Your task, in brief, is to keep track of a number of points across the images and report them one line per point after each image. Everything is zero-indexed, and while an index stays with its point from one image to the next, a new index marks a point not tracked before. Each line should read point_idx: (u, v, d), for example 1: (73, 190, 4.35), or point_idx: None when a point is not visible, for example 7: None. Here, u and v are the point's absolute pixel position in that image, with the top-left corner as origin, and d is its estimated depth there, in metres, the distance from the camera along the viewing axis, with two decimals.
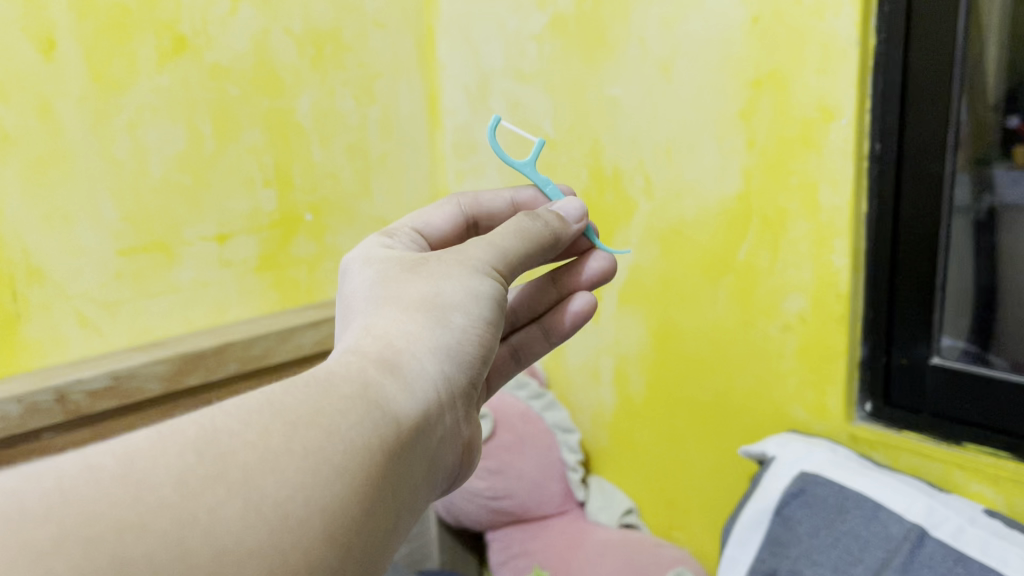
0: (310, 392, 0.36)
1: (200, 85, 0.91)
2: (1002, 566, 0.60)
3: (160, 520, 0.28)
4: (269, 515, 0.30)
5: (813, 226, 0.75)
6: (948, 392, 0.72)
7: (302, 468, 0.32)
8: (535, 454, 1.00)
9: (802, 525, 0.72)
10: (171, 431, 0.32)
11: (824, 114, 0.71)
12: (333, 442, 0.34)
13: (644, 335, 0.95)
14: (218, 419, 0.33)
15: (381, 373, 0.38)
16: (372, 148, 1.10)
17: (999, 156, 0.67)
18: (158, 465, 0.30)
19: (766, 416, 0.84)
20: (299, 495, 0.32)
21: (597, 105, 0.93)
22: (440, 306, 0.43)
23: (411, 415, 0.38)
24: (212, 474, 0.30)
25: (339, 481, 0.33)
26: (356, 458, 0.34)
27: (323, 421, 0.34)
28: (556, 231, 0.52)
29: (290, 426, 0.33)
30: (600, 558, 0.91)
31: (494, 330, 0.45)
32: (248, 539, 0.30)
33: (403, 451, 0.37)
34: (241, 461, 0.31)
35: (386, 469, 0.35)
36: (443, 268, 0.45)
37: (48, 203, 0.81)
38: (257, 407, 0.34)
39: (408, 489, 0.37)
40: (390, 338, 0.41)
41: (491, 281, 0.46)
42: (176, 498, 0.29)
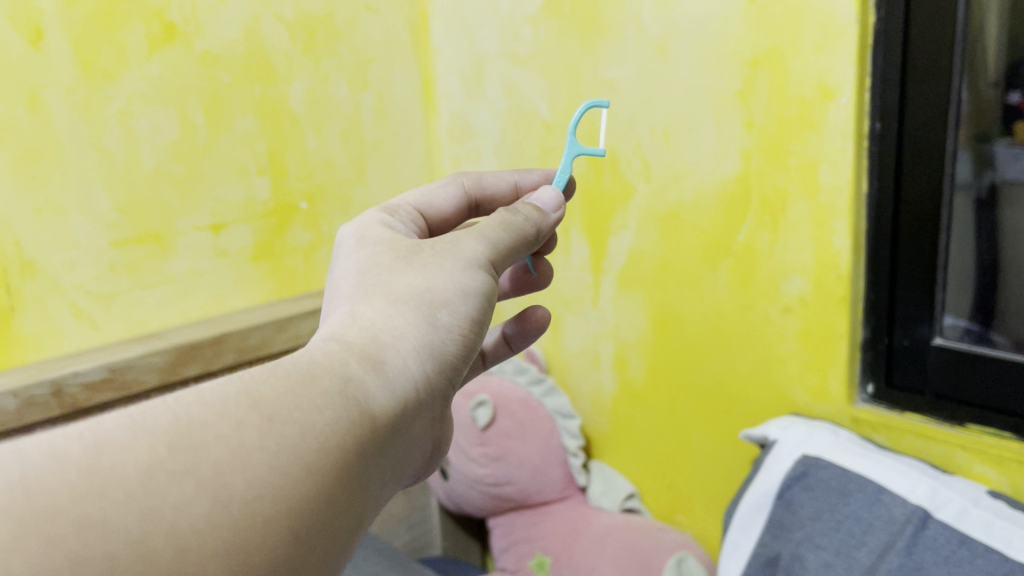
0: (291, 383, 0.35)
1: (191, 72, 0.89)
2: (1007, 547, 0.60)
3: (125, 516, 0.28)
4: (237, 514, 0.30)
5: (812, 208, 0.74)
6: (951, 372, 0.71)
7: (272, 467, 0.32)
8: (535, 440, 0.99)
9: (804, 509, 0.71)
10: (143, 419, 0.31)
11: (823, 94, 0.70)
12: (308, 441, 0.33)
13: (644, 320, 0.94)
14: (194, 409, 0.32)
15: (363, 368, 0.38)
16: (367, 134, 1.09)
17: (1000, 132, 0.66)
18: (127, 456, 0.29)
19: (767, 399, 0.83)
20: (268, 494, 0.31)
21: (593, 88, 0.92)
22: (428, 299, 0.42)
23: (389, 413, 0.37)
24: (183, 468, 0.30)
25: (310, 479, 0.32)
26: (328, 458, 0.33)
27: (299, 417, 0.34)
28: (537, 224, 0.51)
29: (266, 421, 0.33)
30: (601, 544, 0.91)
31: (482, 327, 0.44)
32: (213, 538, 0.29)
33: (377, 450, 0.36)
34: (212, 455, 0.31)
35: (358, 469, 0.35)
36: (434, 261, 0.45)
37: (40, 195, 0.81)
38: (233, 398, 0.33)
39: (378, 489, 0.37)
40: (374, 331, 0.40)
41: (482, 276, 0.45)
42: (141, 492, 0.29)
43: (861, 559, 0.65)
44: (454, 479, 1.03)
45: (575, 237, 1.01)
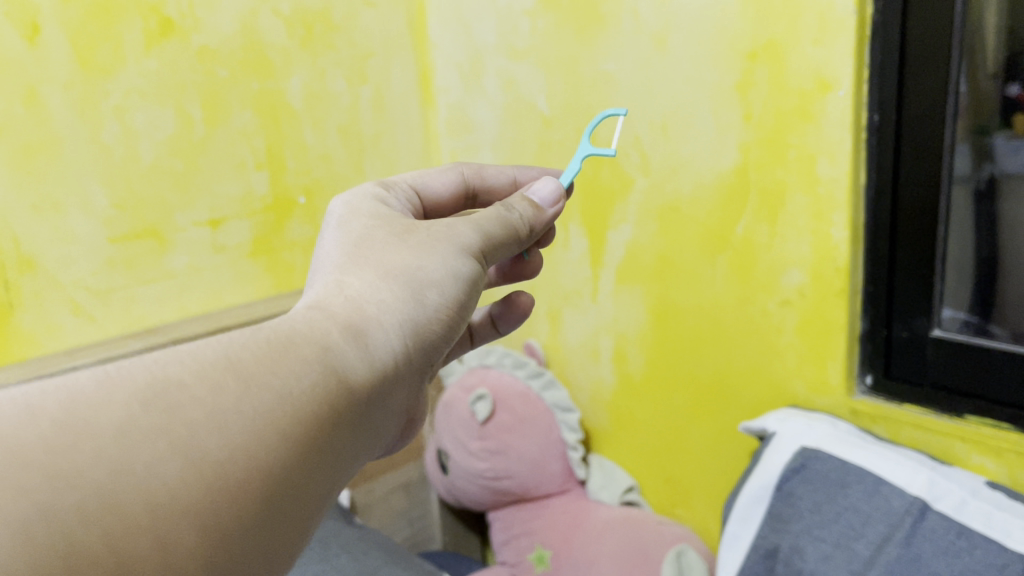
0: (274, 351, 0.35)
1: (188, 68, 0.89)
2: (1005, 538, 0.60)
3: (97, 469, 0.28)
4: (209, 474, 0.30)
5: (810, 200, 0.74)
6: (950, 364, 0.71)
7: (246, 431, 0.32)
8: (535, 435, 0.98)
9: (802, 501, 0.71)
10: (119, 375, 0.31)
11: (821, 86, 0.70)
12: (283, 408, 0.33)
13: (643, 313, 0.94)
14: (171, 368, 0.32)
15: (344, 338, 0.38)
16: (365, 128, 1.08)
17: (999, 125, 0.65)
18: (101, 412, 0.30)
19: (766, 391, 0.83)
20: (240, 457, 0.31)
21: (591, 81, 0.92)
22: (418, 278, 0.42)
23: (366, 386, 0.38)
24: (157, 425, 0.30)
25: (283, 446, 0.33)
26: (303, 427, 0.34)
27: (276, 385, 0.34)
28: (533, 223, 0.52)
29: (243, 386, 0.33)
30: (601, 537, 0.91)
31: (466, 310, 0.45)
32: (183, 496, 0.29)
33: (350, 421, 0.37)
34: (187, 414, 0.31)
35: (330, 440, 0.35)
36: (425, 239, 0.45)
37: (38, 191, 0.81)
38: (212, 359, 0.34)
39: (349, 459, 0.37)
40: (358, 302, 0.40)
41: (470, 260, 0.45)
42: (114, 448, 0.29)
43: (860, 551, 0.65)
44: (454, 473, 1.03)
45: (574, 231, 1.00)
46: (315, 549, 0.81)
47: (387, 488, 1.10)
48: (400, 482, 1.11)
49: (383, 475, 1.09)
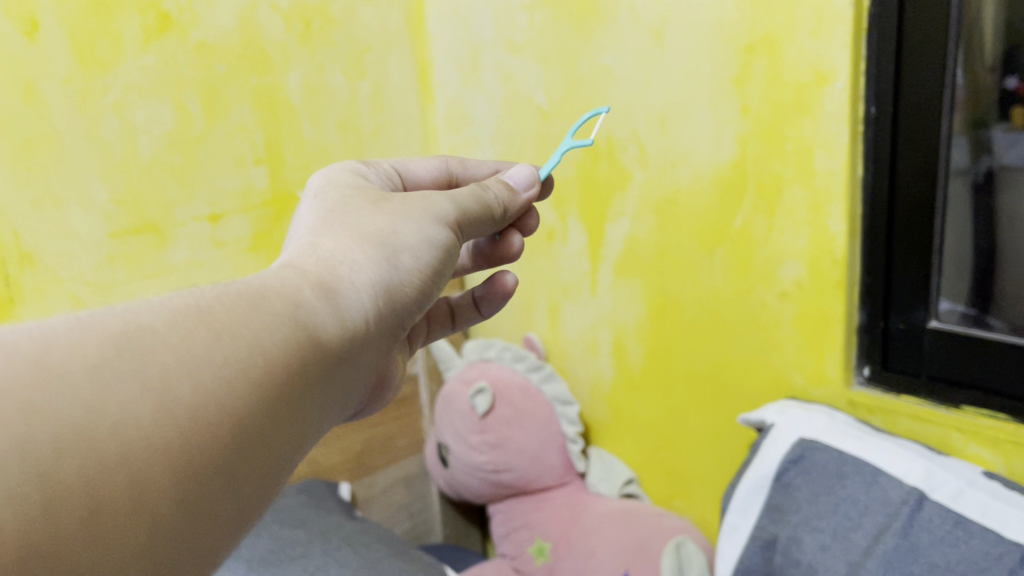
0: (249, 306, 0.36)
1: (187, 63, 0.89)
2: (1002, 528, 0.60)
3: (70, 407, 0.28)
4: (180, 418, 0.31)
5: (808, 192, 0.74)
6: (947, 355, 0.71)
7: (217, 378, 0.33)
8: (535, 427, 0.99)
9: (800, 492, 0.72)
10: (92, 321, 0.32)
11: (817, 78, 0.71)
12: (252, 358, 0.34)
13: (641, 306, 0.94)
14: (142, 316, 0.33)
15: (315, 295, 0.39)
16: (364, 123, 1.09)
17: (997, 117, 0.66)
18: (75, 352, 0.30)
19: (764, 383, 0.84)
20: (212, 403, 0.32)
21: (589, 75, 0.92)
22: (391, 244, 0.44)
23: (336, 342, 0.39)
24: (131, 368, 0.30)
25: (252, 394, 0.34)
26: (272, 378, 0.35)
27: (246, 336, 0.35)
28: (507, 204, 0.54)
29: (214, 335, 0.34)
30: (600, 529, 0.91)
31: (435, 277, 0.46)
32: (155, 437, 0.30)
33: (319, 374, 0.38)
34: (159, 360, 0.31)
35: (298, 391, 0.36)
36: (399, 208, 0.46)
37: (38, 186, 0.81)
38: (183, 309, 0.34)
39: (316, 411, 0.38)
40: (330, 261, 0.42)
41: (442, 230, 0.47)
42: (87, 388, 0.29)
43: (858, 541, 0.65)
44: (454, 466, 1.03)
45: (573, 225, 1.01)
46: (316, 542, 0.81)
47: (387, 482, 1.10)
48: (400, 475, 1.12)
49: (383, 469, 1.09)
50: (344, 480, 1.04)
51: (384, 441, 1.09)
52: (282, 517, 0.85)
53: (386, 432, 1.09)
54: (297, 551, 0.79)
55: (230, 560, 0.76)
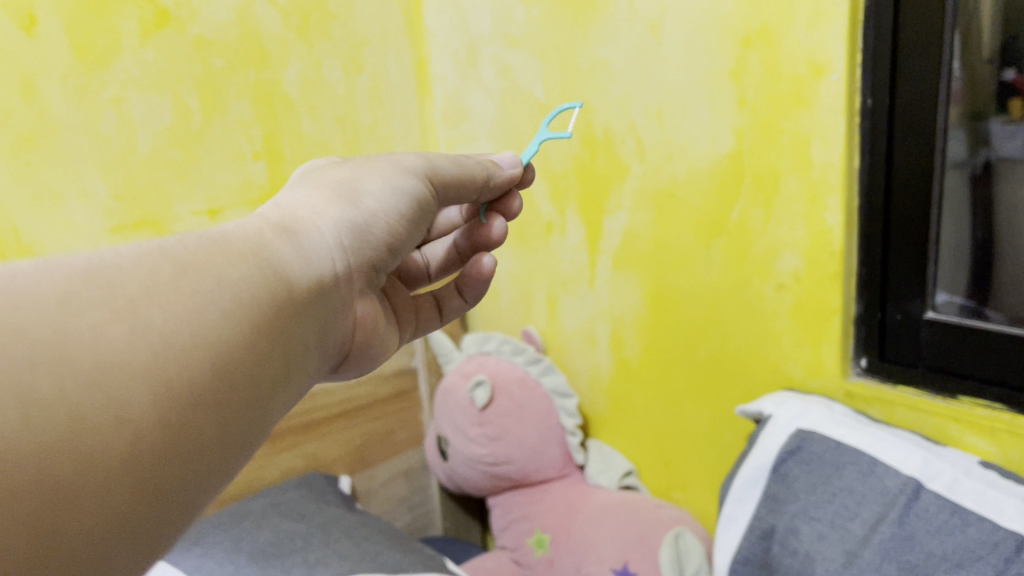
0: (214, 236, 0.38)
1: (185, 58, 0.90)
2: (998, 516, 0.60)
3: (41, 328, 0.28)
4: (156, 341, 0.30)
5: (805, 184, 0.74)
6: (943, 345, 0.72)
7: (188, 306, 0.33)
8: (534, 419, 0.99)
9: (798, 482, 0.72)
10: (55, 261, 0.31)
11: (814, 70, 0.71)
12: (222, 288, 0.35)
13: (639, 298, 0.95)
14: (105, 256, 0.33)
15: (282, 232, 0.42)
16: (362, 117, 1.09)
17: (995, 109, 0.66)
18: (41, 283, 0.29)
19: (762, 375, 0.84)
20: (186, 329, 0.32)
21: (587, 68, 0.92)
22: (351, 189, 0.47)
23: (306, 273, 0.41)
24: (99, 297, 0.30)
25: (228, 320, 0.34)
26: (245, 306, 0.35)
27: (213, 268, 0.35)
28: (481, 170, 0.57)
29: (179, 269, 0.34)
30: (599, 520, 0.92)
31: (405, 223, 0.49)
32: (133, 360, 0.29)
33: (294, 304, 0.39)
34: (127, 291, 0.31)
35: (275, 321, 0.37)
36: (364, 167, 0.50)
37: (37, 181, 0.81)
38: (148, 250, 0.34)
39: (298, 344, 0.39)
40: (296, 208, 0.45)
41: (409, 180, 0.50)
42: (57, 312, 0.29)
43: (855, 531, 0.66)
44: (454, 460, 1.03)
45: (571, 218, 1.01)
46: (317, 534, 0.82)
47: (387, 475, 1.11)
48: (400, 468, 1.12)
49: (383, 462, 1.10)
50: (344, 473, 1.04)
51: (384, 435, 1.09)
52: (282, 510, 0.86)
53: (385, 425, 1.10)
54: (298, 544, 0.79)
55: (231, 552, 0.77)
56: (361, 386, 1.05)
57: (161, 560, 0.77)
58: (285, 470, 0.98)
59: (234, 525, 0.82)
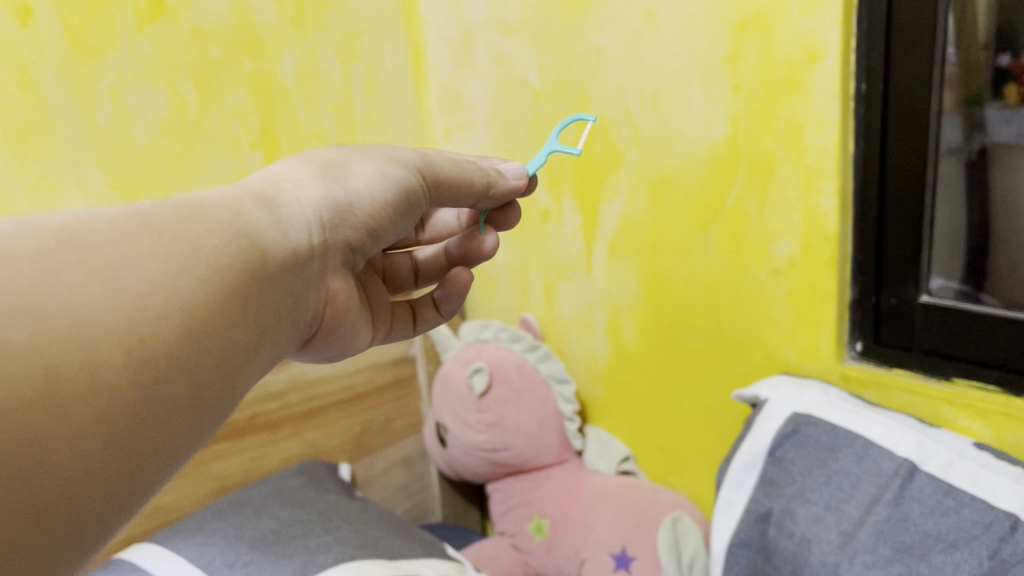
0: (195, 200, 0.41)
1: (180, 48, 0.90)
2: (992, 497, 0.61)
3: (18, 282, 0.29)
4: (129, 302, 0.32)
5: (800, 169, 0.75)
6: (937, 328, 0.72)
7: (162, 270, 0.34)
8: (531, 405, 0.99)
9: (794, 466, 0.73)
10: (34, 220, 0.33)
11: (809, 56, 0.71)
12: (196, 255, 0.37)
13: (636, 285, 0.95)
14: (85, 219, 0.35)
15: (255, 205, 0.43)
16: (358, 107, 1.09)
17: (990, 96, 0.66)
18: (18, 240, 0.31)
19: (758, 360, 0.85)
20: (159, 292, 0.34)
21: (582, 55, 0.92)
22: (339, 170, 0.48)
23: (275, 248, 0.42)
24: (74, 259, 0.32)
25: (202, 287, 0.36)
26: (218, 275, 0.37)
27: (188, 235, 0.37)
28: (491, 178, 0.56)
29: (156, 234, 0.36)
30: (597, 506, 0.92)
31: (393, 213, 0.49)
32: (107, 318, 0.31)
33: (261, 277, 0.40)
34: (103, 253, 0.33)
35: (243, 291, 0.39)
36: (363, 151, 0.50)
37: (35, 171, 0.81)
38: (130, 212, 0.37)
39: (263, 314, 0.41)
40: (279, 182, 0.46)
41: (405, 171, 0.50)
42: (33, 270, 0.30)
43: (850, 512, 0.66)
44: (453, 446, 1.03)
45: (567, 205, 1.01)
46: (318, 521, 0.82)
47: (386, 463, 1.11)
48: (399, 456, 1.13)
49: (382, 450, 1.10)
50: (343, 461, 1.05)
51: (383, 423, 1.10)
52: (282, 497, 0.86)
53: (384, 413, 1.10)
54: (299, 531, 0.80)
55: (233, 539, 0.77)
56: (359, 374, 1.06)
57: (163, 547, 0.77)
58: (285, 458, 0.99)
59: (235, 513, 0.82)
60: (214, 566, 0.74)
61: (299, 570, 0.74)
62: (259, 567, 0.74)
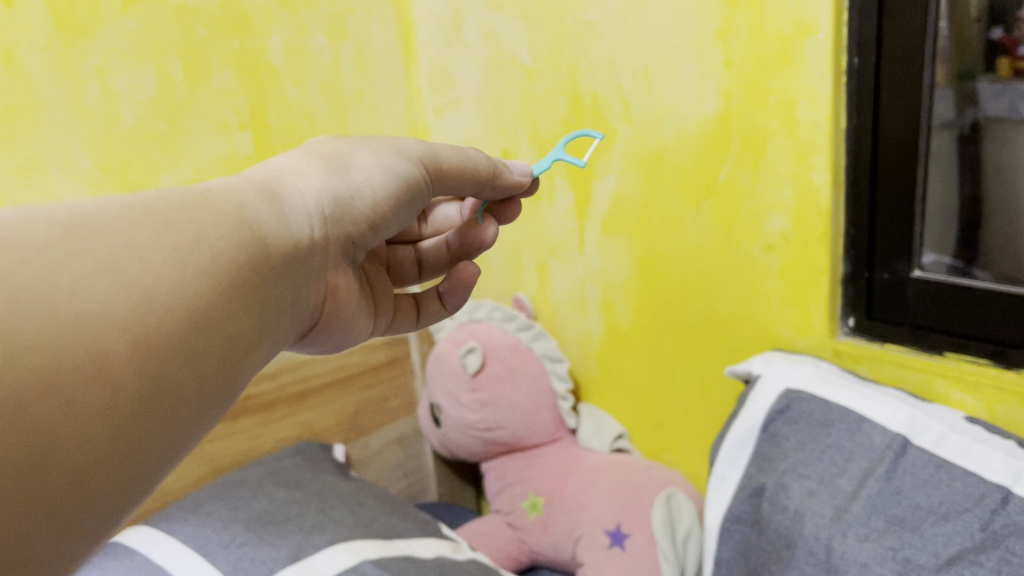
0: (200, 191, 0.40)
1: (167, 27, 0.88)
2: (983, 470, 0.62)
3: (23, 273, 0.29)
4: (135, 294, 0.32)
5: (792, 144, 0.75)
6: (929, 303, 0.72)
7: (168, 262, 0.34)
8: (525, 384, 0.99)
9: (787, 441, 0.73)
10: (37, 209, 0.32)
11: (801, 30, 0.70)
12: (201, 247, 0.36)
13: (629, 262, 0.95)
14: (88, 208, 0.34)
15: (259, 198, 0.43)
16: (348, 86, 1.08)
17: (983, 69, 0.66)
18: (23, 230, 0.31)
19: (751, 336, 0.85)
20: (165, 284, 0.33)
21: (573, 31, 0.91)
22: (342, 162, 0.48)
23: (278, 239, 0.42)
24: (80, 249, 0.32)
25: (206, 278, 0.36)
26: (222, 266, 0.37)
27: (193, 227, 0.37)
28: (495, 169, 0.57)
29: (161, 226, 0.36)
30: (592, 482, 0.93)
31: (395, 205, 0.50)
32: (111, 310, 0.31)
33: (264, 269, 0.40)
34: (109, 244, 0.33)
35: (248, 283, 0.39)
36: (367, 143, 0.50)
37: (22, 154, 0.81)
38: (134, 203, 0.36)
39: (267, 305, 0.40)
40: (282, 174, 0.46)
41: (409, 164, 0.50)
42: (39, 260, 0.30)
43: (843, 486, 0.67)
44: (447, 426, 1.03)
45: (560, 184, 1.00)
46: (313, 501, 0.82)
47: (381, 442, 1.11)
48: (394, 436, 1.13)
49: (377, 430, 1.10)
50: (338, 441, 1.05)
51: (377, 403, 1.10)
52: (278, 478, 0.86)
53: (378, 393, 1.10)
54: (294, 511, 0.80)
55: (228, 520, 0.77)
56: (353, 355, 1.05)
57: (158, 530, 0.77)
58: (280, 439, 0.99)
59: (230, 494, 0.82)
60: (210, 548, 0.74)
61: (294, 550, 0.74)
62: (254, 547, 0.73)
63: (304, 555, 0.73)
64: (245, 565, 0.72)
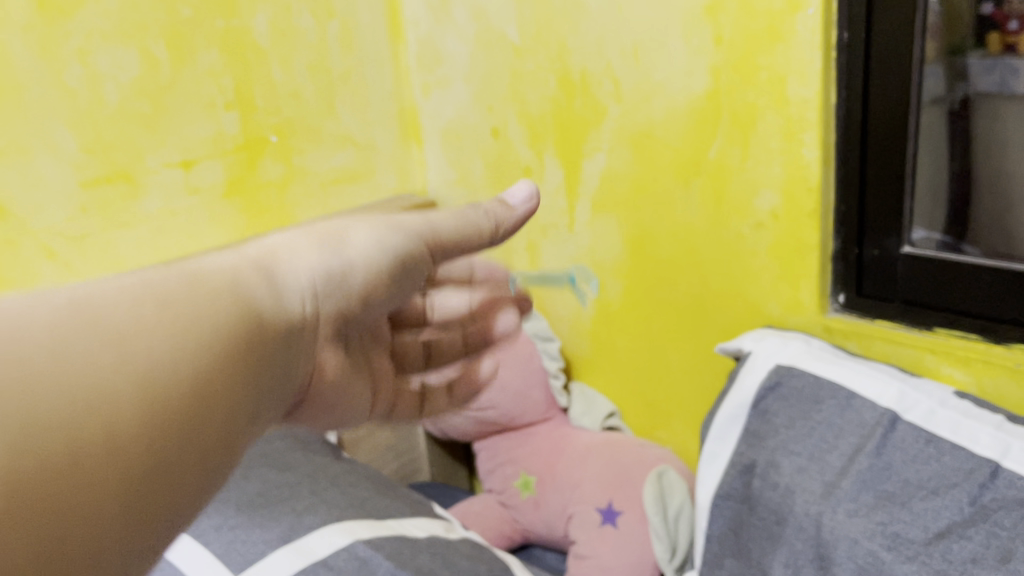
0: (194, 268, 0.40)
1: (150, 6, 0.87)
2: (973, 445, 0.63)
3: (39, 355, 0.29)
4: (144, 377, 0.32)
5: (782, 121, 0.74)
6: (918, 278, 0.72)
7: (176, 339, 0.34)
8: (516, 364, 0.99)
9: (778, 418, 0.73)
10: (43, 296, 0.32)
11: (790, 5, 0.70)
12: (206, 324, 0.36)
13: (619, 241, 0.94)
14: (93, 290, 0.34)
15: (253, 273, 0.42)
16: (334, 65, 1.06)
17: (973, 44, 0.66)
18: (30, 316, 0.31)
19: (741, 313, 0.85)
20: (175, 362, 0.33)
21: (561, 8, 0.90)
22: (337, 239, 0.48)
23: (273, 318, 0.42)
24: (86, 329, 0.32)
25: (212, 358, 0.35)
26: (227, 344, 0.37)
27: (197, 306, 0.37)
28: (496, 229, 0.54)
29: (165, 306, 0.35)
30: (584, 461, 0.93)
31: (387, 279, 0.49)
32: (118, 392, 0.30)
33: (262, 350, 0.40)
34: (116, 326, 0.33)
35: (248, 363, 0.38)
36: (362, 220, 0.50)
37: (4, 136, 0.79)
38: (137, 283, 0.36)
39: (263, 386, 0.40)
40: (274, 251, 0.45)
41: (404, 241, 0.50)
42: (49, 340, 0.30)
43: (833, 462, 0.67)
44: (439, 406, 1.03)
45: (549, 161, 0.99)
46: (305, 483, 0.82)
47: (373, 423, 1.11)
48: None
49: None
50: (329, 423, 1.05)
51: None
52: (269, 460, 0.86)
53: None
54: (285, 493, 0.80)
55: (219, 503, 0.77)
56: None
57: None
58: None
59: None
60: (202, 530, 0.74)
61: (286, 532, 0.74)
62: (246, 530, 0.74)
63: (296, 537, 0.74)
64: (237, 548, 0.72)
